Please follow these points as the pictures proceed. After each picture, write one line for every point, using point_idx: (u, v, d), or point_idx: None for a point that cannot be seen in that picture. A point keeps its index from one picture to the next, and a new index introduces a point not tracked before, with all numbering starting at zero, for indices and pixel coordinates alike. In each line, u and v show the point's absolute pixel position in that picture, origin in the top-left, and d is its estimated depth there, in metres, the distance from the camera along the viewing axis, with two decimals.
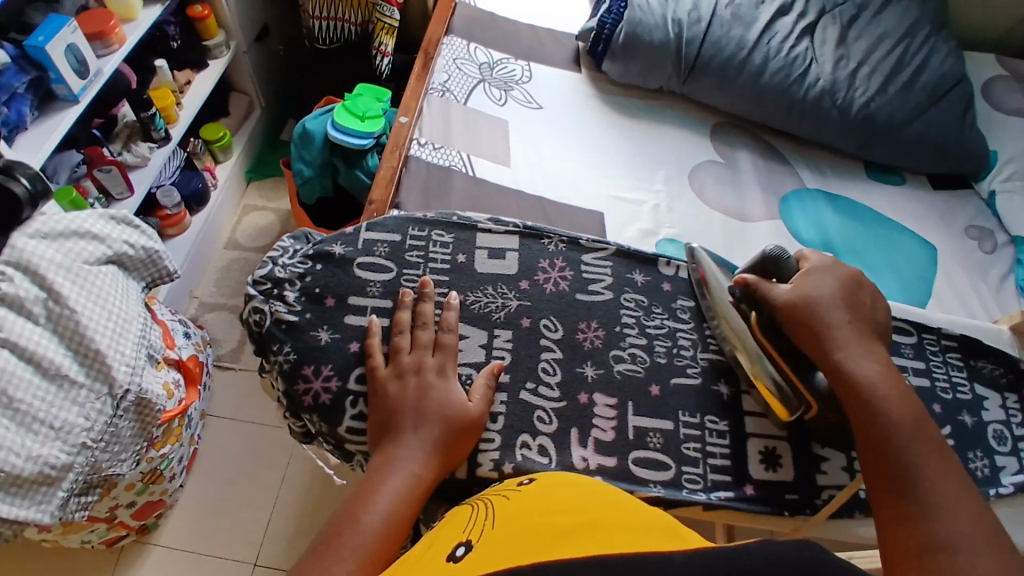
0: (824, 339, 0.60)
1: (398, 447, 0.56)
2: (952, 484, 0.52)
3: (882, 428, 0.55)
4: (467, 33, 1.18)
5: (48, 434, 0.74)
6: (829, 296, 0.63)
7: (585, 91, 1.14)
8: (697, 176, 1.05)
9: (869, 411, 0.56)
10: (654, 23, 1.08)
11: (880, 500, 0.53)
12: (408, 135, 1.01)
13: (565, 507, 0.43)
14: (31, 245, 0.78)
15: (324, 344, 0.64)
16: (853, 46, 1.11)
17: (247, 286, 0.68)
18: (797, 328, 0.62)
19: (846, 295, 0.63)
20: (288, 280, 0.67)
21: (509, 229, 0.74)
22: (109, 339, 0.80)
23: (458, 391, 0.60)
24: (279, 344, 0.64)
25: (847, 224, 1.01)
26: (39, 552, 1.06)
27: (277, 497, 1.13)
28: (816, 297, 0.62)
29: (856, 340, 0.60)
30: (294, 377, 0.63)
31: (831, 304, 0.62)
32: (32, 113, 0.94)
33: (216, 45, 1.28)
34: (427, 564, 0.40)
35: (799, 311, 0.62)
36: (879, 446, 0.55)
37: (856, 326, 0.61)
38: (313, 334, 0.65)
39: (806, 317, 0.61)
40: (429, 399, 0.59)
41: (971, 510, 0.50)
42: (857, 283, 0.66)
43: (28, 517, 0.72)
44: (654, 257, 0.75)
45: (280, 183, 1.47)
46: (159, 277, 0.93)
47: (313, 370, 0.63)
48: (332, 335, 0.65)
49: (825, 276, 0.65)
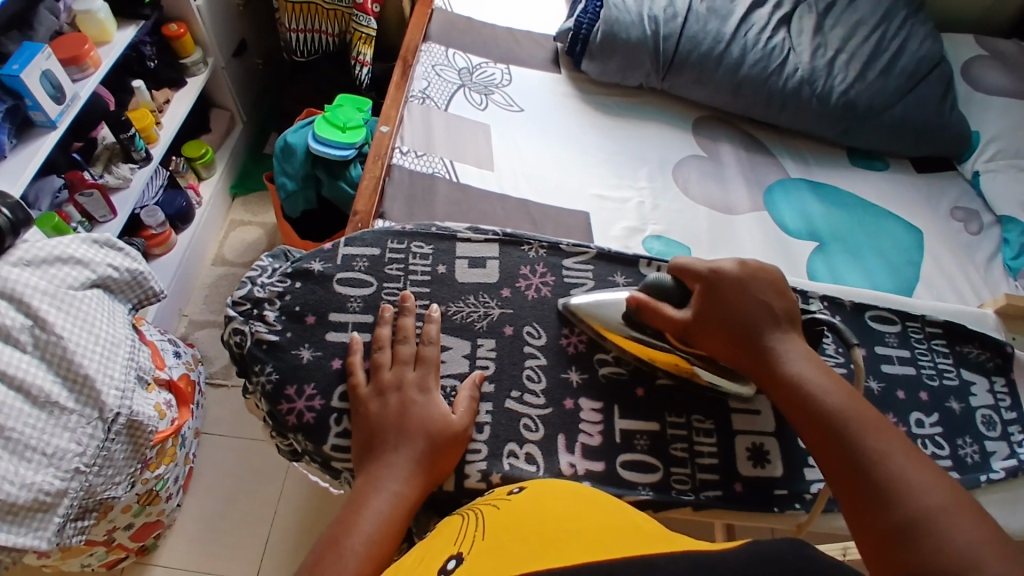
0: (742, 346, 0.60)
1: (380, 466, 0.56)
2: (903, 454, 0.51)
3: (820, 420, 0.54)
4: (445, 38, 1.17)
5: (41, 461, 0.74)
6: (730, 306, 0.61)
7: (565, 91, 1.14)
8: (680, 171, 1.05)
9: (807, 409, 0.56)
10: (631, 21, 1.08)
11: (841, 494, 0.52)
12: (389, 144, 1.00)
13: (557, 515, 0.43)
14: (14, 273, 0.77)
15: (307, 363, 0.64)
16: (830, 34, 1.11)
17: (227, 307, 0.68)
18: (709, 338, 0.62)
19: (746, 294, 0.62)
20: (268, 299, 0.67)
21: (488, 237, 0.74)
22: (97, 363, 0.79)
23: (441, 405, 0.60)
24: (262, 364, 0.64)
25: (831, 213, 1.01)
26: None
27: (276, 511, 1.13)
28: (718, 309, 0.62)
29: (772, 336, 0.60)
30: (277, 398, 0.63)
31: (735, 311, 0.61)
32: (10, 141, 0.93)
33: (194, 62, 1.27)
34: None
35: (709, 325, 0.62)
36: (823, 440, 0.54)
37: (764, 322, 0.61)
38: (295, 353, 0.65)
39: (717, 328, 0.62)
40: (404, 412, 0.59)
41: (925, 475, 0.49)
42: (752, 274, 0.64)
43: (25, 545, 0.72)
44: (635, 259, 0.75)
45: (265, 197, 1.46)
46: (146, 298, 0.92)
47: (297, 390, 0.63)
48: (314, 352, 0.65)
49: (721, 282, 0.63)
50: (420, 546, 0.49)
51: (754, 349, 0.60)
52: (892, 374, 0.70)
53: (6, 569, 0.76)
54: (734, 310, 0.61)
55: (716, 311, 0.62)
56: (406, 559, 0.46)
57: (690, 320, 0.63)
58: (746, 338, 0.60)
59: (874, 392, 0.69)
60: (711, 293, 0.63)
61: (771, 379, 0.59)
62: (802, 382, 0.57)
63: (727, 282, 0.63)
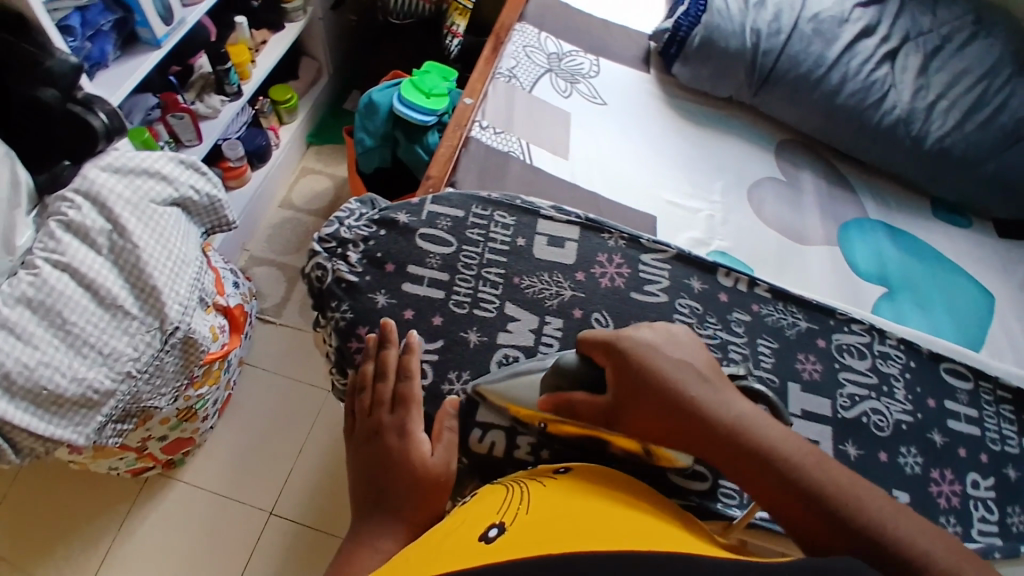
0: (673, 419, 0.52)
1: (365, 524, 0.54)
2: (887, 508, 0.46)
3: (792, 487, 0.48)
4: (539, 20, 1.17)
5: (95, 358, 0.78)
6: (646, 368, 0.55)
7: (651, 91, 1.13)
8: (757, 192, 1.03)
9: (776, 488, 0.48)
10: (732, 30, 1.05)
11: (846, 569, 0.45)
12: (470, 117, 1.01)
13: (595, 507, 0.44)
14: (101, 178, 0.82)
15: (380, 307, 0.67)
16: (934, 77, 1.06)
17: (313, 241, 0.71)
18: (632, 398, 0.54)
19: (661, 357, 0.55)
20: (352, 242, 0.70)
21: (570, 219, 0.74)
22: (166, 278, 0.83)
23: (422, 447, 0.57)
24: (338, 302, 0.67)
25: (907, 260, 0.97)
26: (68, 473, 1.13)
27: (302, 451, 1.17)
28: (638, 369, 0.54)
29: (698, 401, 0.53)
30: (347, 336, 0.66)
31: (657, 371, 0.54)
32: (115, 53, 0.98)
33: (294, 8, 1.30)
34: (462, 542, 0.42)
35: (630, 382, 0.54)
36: (798, 505, 0.47)
37: (688, 384, 0.53)
38: (370, 296, 0.67)
39: (637, 384, 0.54)
40: (378, 469, 0.57)
41: (912, 519, 0.46)
42: (669, 338, 0.58)
43: (65, 436, 0.76)
44: (714, 265, 0.73)
45: (339, 150, 1.49)
46: (218, 225, 0.95)
47: (367, 331, 0.66)
48: (389, 299, 0.67)
49: (630, 343, 0.56)
50: (463, 511, 0.50)
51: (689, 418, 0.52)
52: (956, 431, 0.68)
53: (37, 458, 0.79)
54: (652, 371, 0.54)
55: (634, 371, 0.55)
56: (441, 530, 0.48)
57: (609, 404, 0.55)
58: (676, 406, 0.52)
59: (936, 444, 0.66)
60: (622, 356, 0.56)
61: (724, 451, 0.51)
62: (758, 443, 0.50)
63: (639, 342, 0.56)
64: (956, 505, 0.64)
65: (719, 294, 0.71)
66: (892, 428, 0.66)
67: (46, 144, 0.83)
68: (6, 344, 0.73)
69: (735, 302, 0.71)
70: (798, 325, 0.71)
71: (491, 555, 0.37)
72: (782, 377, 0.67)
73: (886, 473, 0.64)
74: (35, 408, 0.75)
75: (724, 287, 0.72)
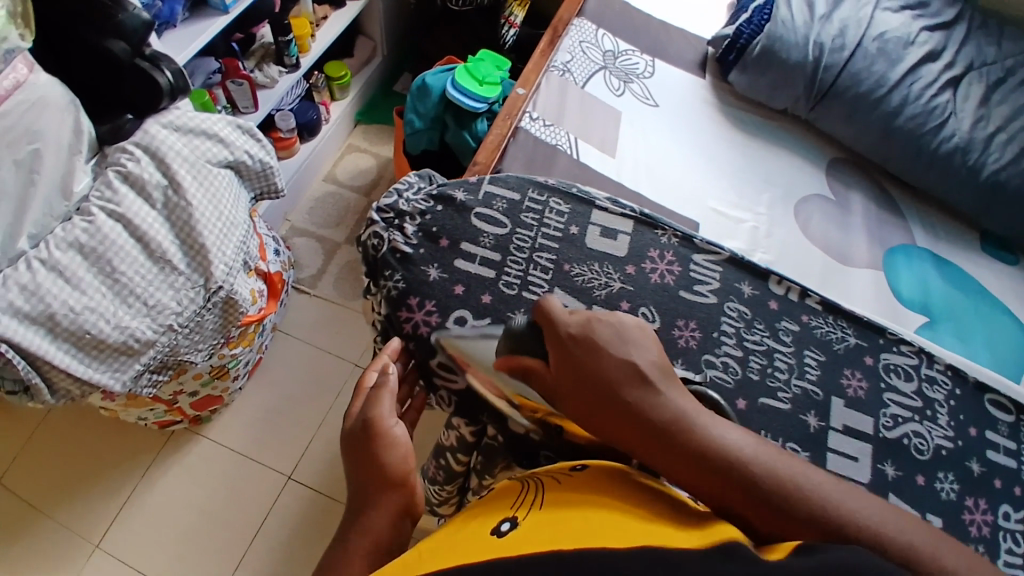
0: (624, 419, 0.49)
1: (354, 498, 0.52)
2: (849, 493, 0.46)
3: (750, 483, 0.45)
4: (598, 17, 1.17)
5: (140, 309, 0.80)
6: (591, 364, 0.51)
7: (705, 97, 1.12)
8: (804, 208, 1.01)
9: (743, 488, 0.45)
10: (794, 42, 1.03)
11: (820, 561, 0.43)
12: (521, 107, 1.01)
13: (610, 502, 0.45)
14: (162, 135, 0.84)
15: (431, 281, 0.67)
16: (996, 108, 1.00)
17: (371, 211, 0.72)
18: (579, 392, 0.51)
19: (605, 351, 0.52)
20: (410, 214, 0.71)
21: (624, 212, 0.74)
22: (215, 238, 0.85)
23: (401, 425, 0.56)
24: (391, 271, 0.68)
25: (953, 291, 0.95)
26: (96, 421, 1.17)
27: (323, 421, 1.19)
28: (582, 362, 0.52)
29: (646, 399, 0.49)
30: (398, 305, 0.67)
31: (603, 368, 0.51)
32: (184, 14, 1.00)
33: None
34: (474, 533, 0.44)
35: (573, 377, 0.52)
36: (758, 504, 0.45)
37: (635, 384, 0.50)
38: (423, 269, 0.68)
39: (581, 379, 0.51)
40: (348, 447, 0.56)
41: (885, 511, 0.45)
42: (620, 330, 0.54)
43: (102, 380, 0.79)
44: (767, 272, 0.73)
45: (386, 131, 1.51)
46: (267, 191, 0.97)
47: (418, 302, 0.66)
48: (440, 274, 0.68)
49: (575, 335, 0.53)
50: (480, 502, 0.52)
51: (643, 419, 0.48)
52: (995, 462, 0.66)
53: (72, 400, 0.82)
54: (599, 367, 0.51)
55: (579, 363, 0.52)
56: (452, 524, 0.49)
57: (556, 382, 0.53)
58: (626, 405, 0.49)
59: (973, 473, 0.65)
60: (567, 349, 0.53)
61: (681, 457, 0.47)
62: (707, 437, 0.47)
63: (582, 334, 0.53)
64: (987, 535, 0.62)
65: (769, 301, 0.71)
66: (932, 452, 0.65)
67: (113, 98, 0.86)
68: (55, 286, 0.75)
69: (785, 311, 0.71)
70: (846, 341, 0.70)
71: (506, 547, 0.40)
72: (827, 391, 0.67)
73: (924, 498, 0.63)
74: (76, 350, 0.77)
75: (775, 295, 0.72)
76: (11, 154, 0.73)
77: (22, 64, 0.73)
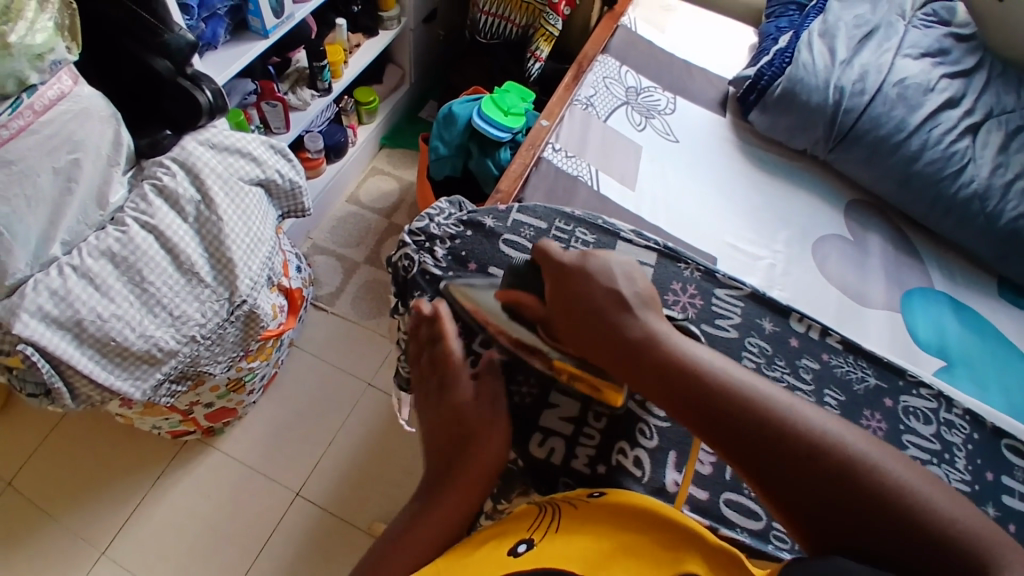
0: (624, 358, 0.55)
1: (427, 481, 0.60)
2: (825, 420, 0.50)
3: (744, 425, 0.49)
4: (623, 55, 1.20)
5: (165, 319, 0.82)
6: (592, 312, 0.57)
7: (725, 135, 1.14)
8: (822, 248, 1.01)
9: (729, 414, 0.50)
10: (814, 85, 1.05)
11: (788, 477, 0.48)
12: (544, 138, 1.03)
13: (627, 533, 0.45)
14: (197, 151, 0.87)
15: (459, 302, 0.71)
16: (1016, 156, 1.01)
17: (403, 233, 0.75)
18: (583, 338, 0.58)
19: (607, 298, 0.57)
20: (440, 238, 0.74)
21: (649, 245, 0.76)
22: (242, 252, 0.87)
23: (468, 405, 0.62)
24: (421, 292, 0.72)
25: (969, 336, 0.94)
26: (108, 427, 1.18)
27: (332, 440, 1.19)
28: (584, 310, 0.58)
29: (646, 342, 0.55)
30: None
31: (606, 318, 0.57)
32: (226, 37, 1.05)
33: (390, 17, 1.36)
34: (488, 556, 0.44)
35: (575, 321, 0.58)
36: (743, 442, 0.49)
37: (637, 334, 0.55)
38: None
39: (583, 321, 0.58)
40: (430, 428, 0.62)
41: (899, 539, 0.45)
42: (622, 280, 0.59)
43: (123, 387, 0.80)
44: (788, 309, 0.74)
45: (410, 155, 1.54)
46: (294, 210, 1.00)
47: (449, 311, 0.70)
48: None
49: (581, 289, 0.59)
50: (496, 524, 0.52)
51: (642, 358, 0.54)
52: (1011, 508, 0.65)
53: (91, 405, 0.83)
54: (602, 315, 0.57)
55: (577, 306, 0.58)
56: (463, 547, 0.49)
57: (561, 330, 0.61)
58: (626, 348, 0.55)
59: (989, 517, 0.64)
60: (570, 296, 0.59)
61: (675, 389, 0.52)
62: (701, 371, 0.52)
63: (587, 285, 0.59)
64: None
65: (789, 339, 0.72)
66: None
67: (155, 114, 0.90)
68: (84, 293, 0.77)
69: (805, 349, 0.71)
70: (866, 381, 0.70)
71: None
72: None
73: None
74: (100, 357, 0.78)
75: (795, 331, 0.72)
76: (52, 161, 0.75)
77: (67, 75, 0.77)
